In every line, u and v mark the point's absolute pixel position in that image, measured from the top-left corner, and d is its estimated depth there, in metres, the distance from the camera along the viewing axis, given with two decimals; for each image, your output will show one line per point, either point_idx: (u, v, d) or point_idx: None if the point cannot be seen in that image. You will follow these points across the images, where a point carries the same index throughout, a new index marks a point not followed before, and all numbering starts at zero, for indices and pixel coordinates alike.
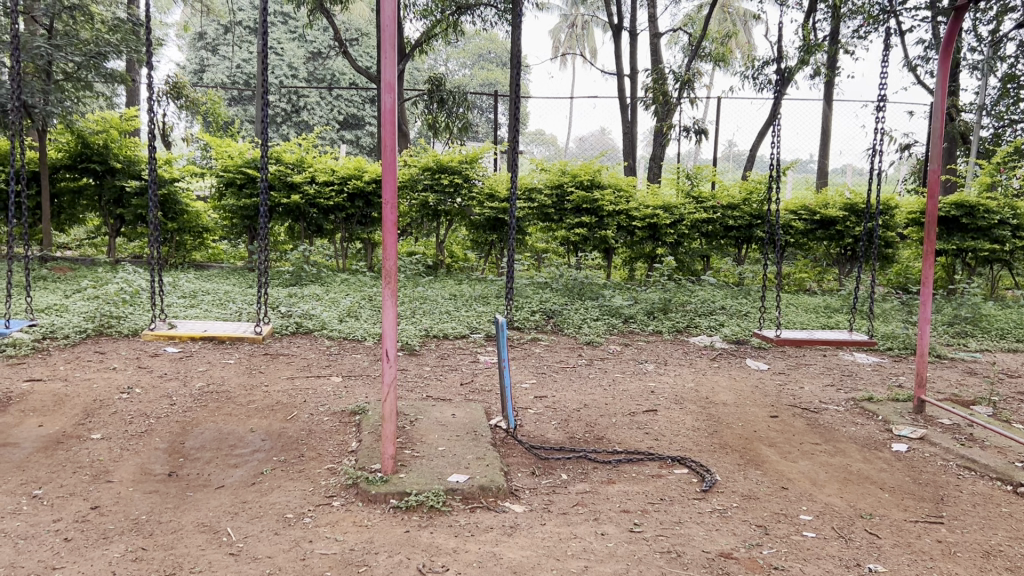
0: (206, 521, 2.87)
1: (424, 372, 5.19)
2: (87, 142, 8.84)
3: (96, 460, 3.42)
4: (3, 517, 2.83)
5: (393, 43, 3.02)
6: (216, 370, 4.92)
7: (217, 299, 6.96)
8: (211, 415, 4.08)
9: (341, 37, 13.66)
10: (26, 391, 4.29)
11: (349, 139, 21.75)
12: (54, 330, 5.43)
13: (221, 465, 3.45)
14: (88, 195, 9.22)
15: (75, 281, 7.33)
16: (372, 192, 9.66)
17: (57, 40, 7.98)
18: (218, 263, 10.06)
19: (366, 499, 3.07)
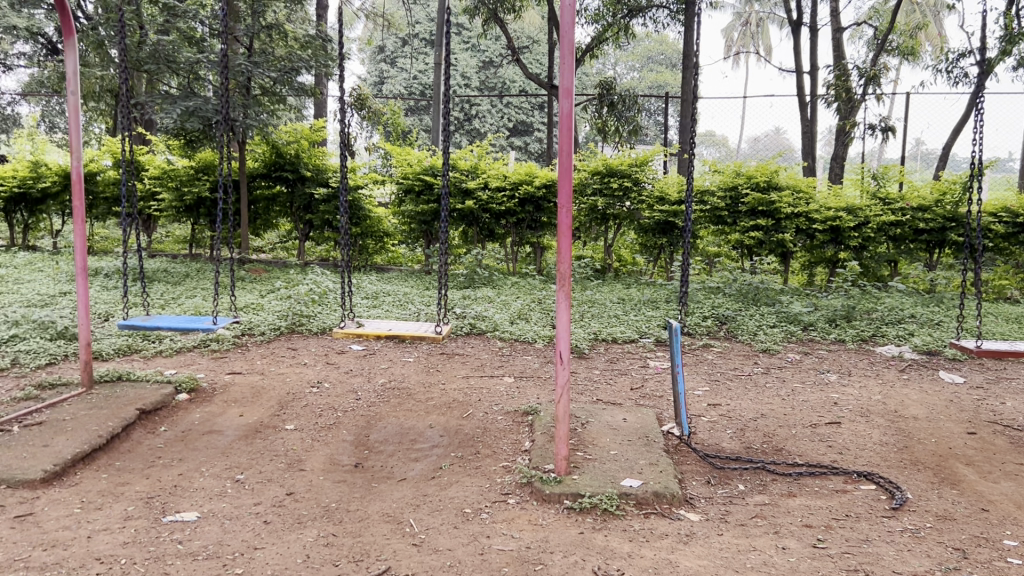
0: (390, 512, 3.00)
1: (595, 376, 5.19)
2: (280, 152, 9.46)
3: (290, 450, 3.65)
4: (211, 499, 3.07)
5: (571, 49, 3.04)
6: (397, 368, 5.14)
7: (397, 300, 7.25)
8: (393, 411, 4.25)
9: (513, 45, 13.89)
10: (228, 382, 4.65)
11: (518, 145, 22.19)
12: (252, 327, 5.84)
13: (403, 459, 3.60)
14: (280, 202, 9.84)
15: (270, 282, 7.84)
16: (543, 197, 9.76)
17: (255, 57, 8.61)
18: (397, 266, 10.47)
19: (540, 499, 3.11)
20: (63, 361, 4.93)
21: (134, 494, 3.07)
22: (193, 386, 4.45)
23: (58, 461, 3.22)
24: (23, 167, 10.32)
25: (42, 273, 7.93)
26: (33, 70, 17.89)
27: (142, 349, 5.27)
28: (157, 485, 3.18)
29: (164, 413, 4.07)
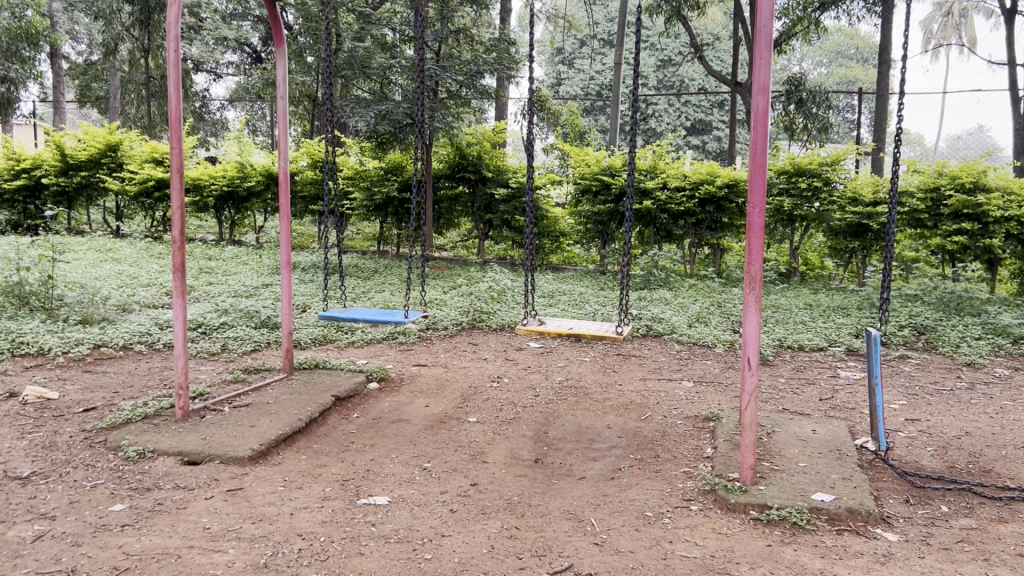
0: (571, 510, 3.00)
1: (779, 384, 5.00)
2: (463, 153, 9.76)
3: (473, 442, 3.74)
4: (401, 485, 3.19)
5: (768, 44, 2.92)
6: (575, 367, 5.16)
7: (574, 299, 7.29)
8: (571, 409, 4.28)
9: (697, 43, 13.67)
10: (414, 373, 4.83)
11: (696, 145, 21.83)
12: (435, 322, 6.04)
13: (582, 457, 3.60)
14: (462, 202, 10.12)
15: (452, 279, 8.08)
16: (724, 197, 9.51)
17: (443, 61, 8.92)
18: (572, 266, 10.50)
19: (724, 507, 3.03)
20: (265, 348, 5.29)
21: (331, 476, 3.24)
22: (383, 376, 4.66)
23: (263, 441, 3.45)
24: (232, 168, 11.16)
25: (247, 266, 8.53)
26: (241, 78, 19.32)
27: (336, 339, 5.56)
28: (351, 468, 3.34)
29: (356, 401, 4.28)
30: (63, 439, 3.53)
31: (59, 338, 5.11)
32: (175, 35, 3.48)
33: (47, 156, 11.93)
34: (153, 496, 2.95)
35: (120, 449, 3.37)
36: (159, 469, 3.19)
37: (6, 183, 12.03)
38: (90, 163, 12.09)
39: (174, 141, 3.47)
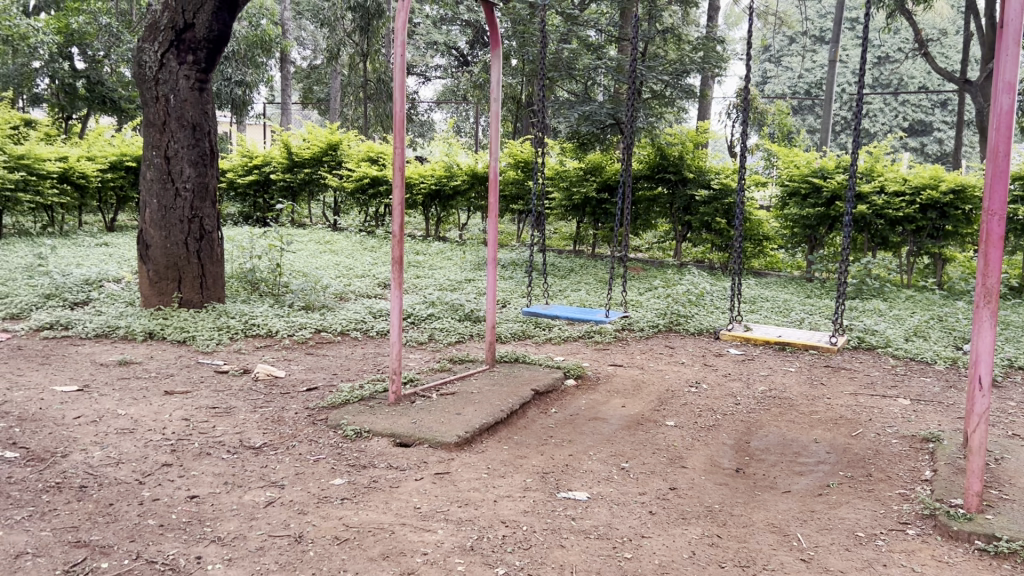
0: (776, 523, 2.91)
1: (1009, 408, 4.60)
2: (664, 154, 9.64)
3: (672, 445, 3.70)
4: (600, 482, 3.20)
5: (1016, 39, 2.69)
6: (779, 376, 4.98)
7: (778, 306, 7.04)
8: (775, 419, 4.14)
9: (922, 38, 12.83)
10: (611, 373, 4.85)
11: (914, 147, 20.58)
12: (632, 323, 6.04)
13: (787, 470, 3.48)
14: (661, 203, 9.99)
15: (649, 280, 8.03)
16: (949, 203, 8.82)
17: (650, 62, 8.88)
18: (775, 271, 10.19)
19: (946, 534, 2.82)
20: (468, 339, 5.47)
21: (531, 468, 3.31)
22: (581, 374, 4.71)
23: (468, 428, 3.58)
24: (440, 167, 11.63)
25: (451, 262, 8.87)
26: (448, 81, 20.12)
27: (535, 335, 5.67)
28: (551, 461, 3.40)
29: (554, 396, 4.35)
30: (288, 415, 3.82)
31: (285, 322, 5.53)
32: (401, 40, 3.65)
33: (276, 154, 12.92)
34: (368, 474, 3.14)
35: (340, 427, 3.61)
36: (374, 448, 3.39)
37: (240, 178, 13.14)
38: (312, 161, 13.00)
39: (397, 141, 3.66)
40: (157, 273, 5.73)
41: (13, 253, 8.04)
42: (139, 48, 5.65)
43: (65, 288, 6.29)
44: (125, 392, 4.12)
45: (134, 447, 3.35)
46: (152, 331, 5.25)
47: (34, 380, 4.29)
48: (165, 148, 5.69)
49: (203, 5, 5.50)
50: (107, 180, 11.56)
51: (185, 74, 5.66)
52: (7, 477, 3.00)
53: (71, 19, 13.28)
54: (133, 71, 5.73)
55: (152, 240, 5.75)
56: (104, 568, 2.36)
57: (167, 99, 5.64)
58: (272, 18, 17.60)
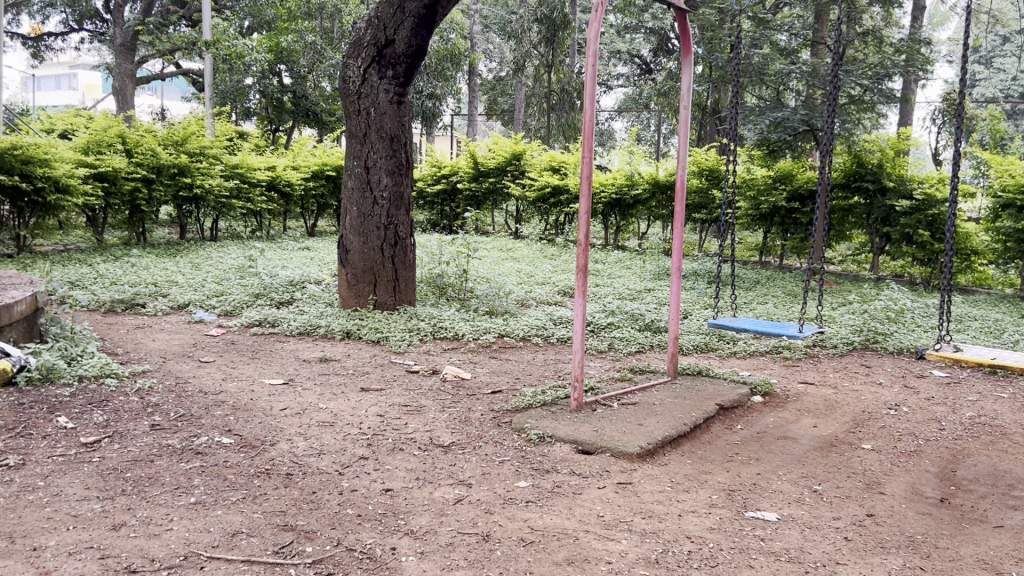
0: (986, 560, 2.69)
1: None
2: (862, 162, 9.17)
3: (869, 470, 3.51)
4: (790, 504, 3.09)
5: None
6: (990, 402, 4.61)
7: (989, 326, 6.52)
8: (985, 448, 3.84)
9: None
10: (801, 392, 4.66)
11: None
12: (824, 339, 5.79)
13: (999, 504, 3.21)
14: (857, 213, 9.53)
15: (843, 295, 7.66)
16: None
17: (847, 66, 8.50)
18: (985, 288, 9.44)
19: None
20: (650, 350, 5.43)
21: (717, 484, 3.24)
22: (768, 390, 4.56)
23: (651, 440, 3.54)
24: (621, 176, 11.60)
25: (632, 271, 8.85)
26: (631, 89, 20.12)
27: (718, 348, 5.55)
28: (737, 479, 3.31)
29: (740, 412, 4.23)
30: (475, 416, 3.93)
31: (471, 326, 5.70)
32: (594, 50, 3.68)
33: (462, 164, 13.34)
34: (552, 478, 3.18)
35: (524, 431, 3.67)
36: (557, 454, 3.42)
37: (429, 187, 13.69)
38: (497, 171, 13.31)
39: (587, 151, 3.68)
40: (355, 276, 6.09)
41: (228, 255, 8.75)
42: (345, 64, 6.02)
43: (273, 288, 6.79)
44: (325, 387, 4.38)
45: (334, 439, 3.56)
46: (349, 330, 5.56)
47: (246, 372, 4.65)
48: (365, 159, 6.03)
49: (403, 22, 5.74)
50: (310, 188, 12.38)
51: (385, 88, 5.95)
52: (223, 461, 3.27)
53: (280, 38, 14.49)
54: (340, 86, 6.11)
55: (352, 245, 6.11)
56: (309, 552, 2.52)
57: (369, 112, 5.96)
58: (461, 32, 18.26)
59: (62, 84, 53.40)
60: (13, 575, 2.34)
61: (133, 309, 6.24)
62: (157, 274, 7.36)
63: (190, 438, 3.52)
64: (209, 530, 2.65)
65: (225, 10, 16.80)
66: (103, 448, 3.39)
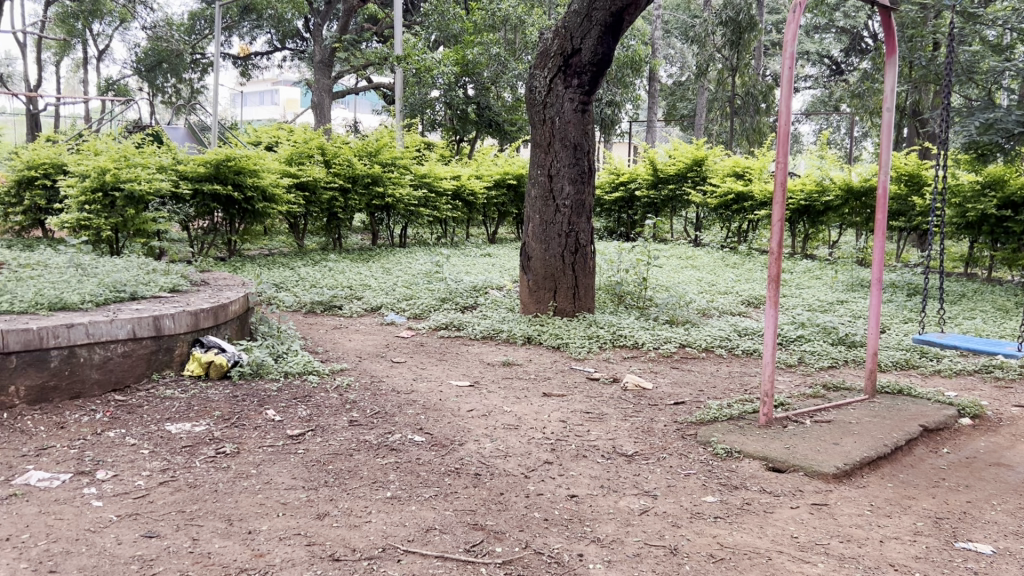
0: None
1: None
2: None
3: None
4: (1007, 536, 2.85)
5: None
6: None
7: None
8: None
9: None
10: (1017, 416, 4.29)
11: None
12: None
13: None
14: None
15: None
16: None
17: None
18: None
19: None
20: (844, 365, 5.17)
21: (922, 511, 3.04)
22: (979, 413, 4.23)
23: (848, 460, 3.37)
24: (811, 182, 11.16)
25: (821, 281, 8.49)
26: (819, 91, 19.41)
27: (920, 366, 5.21)
28: (945, 507, 3.09)
29: (947, 435, 3.95)
30: (659, 426, 3.89)
31: (651, 335, 5.65)
32: (792, 52, 3.55)
33: (641, 171, 13.24)
34: (742, 495, 3.09)
35: (710, 445, 3.59)
36: (745, 470, 3.33)
37: (607, 195, 13.72)
38: (677, 177, 13.10)
39: (782, 157, 3.57)
40: (537, 283, 6.19)
41: (416, 261, 9.12)
42: (532, 74, 6.15)
43: (458, 292, 7.01)
44: (510, 391, 4.47)
45: (519, 443, 3.63)
46: (530, 335, 5.65)
47: (434, 374, 4.82)
48: (549, 167, 6.11)
49: (589, 31, 5.77)
50: (492, 197, 12.71)
51: (570, 97, 6.00)
52: (415, 458, 3.40)
53: (466, 51, 15.00)
54: (526, 96, 6.24)
55: (534, 252, 6.21)
56: (499, 552, 2.58)
57: (553, 122, 6.04)
58: (643, 39, 18.18)
59: (264, 100, 57.56)
60: (233, 555, 2.54)
61: (331, 311, 6.64)
62: (352, 278, 7.79)
63: (385, 435, 3.69)
64: (404, 524, 2.77)
65: (415, 26, 17.55)
66: (307, 440, 3.62)
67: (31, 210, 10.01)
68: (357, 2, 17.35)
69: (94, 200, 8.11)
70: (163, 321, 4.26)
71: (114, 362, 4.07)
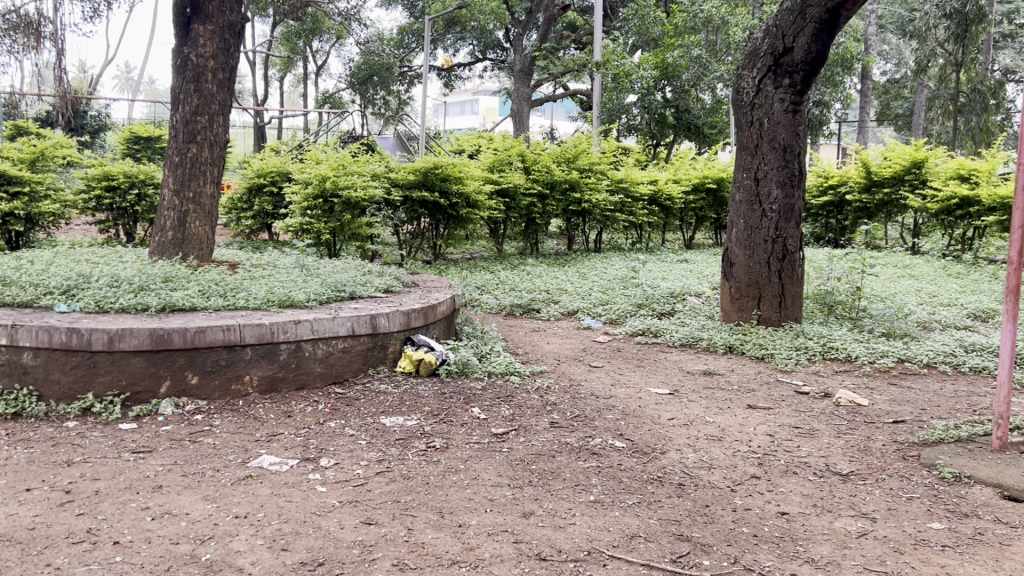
0: None
1: None
2: None
3: None
4: None
5: None
6: None
7: None
8: None
9: None
10: None
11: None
12: None
13: None
14: None
15: None
16: None
17: None
18: None
19: None
20: None
21: None
22: None
23: None
24: None
25: None
26: None
27: None
28: None
29: None
30: (876, 446, 3.67)
31: (865, 347, 5.33)
32: None
33: (852, 175, 12.53)
34: (973, 524, 2.85)
35: (935, 468, 3.35)
36: (976, 497, 3.07)
37: (814, 200, 13.20)
38: (893, 180, 12.22)
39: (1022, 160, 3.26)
40: (740, 290, 6.04)
41: (613, 266, 9.12)
42: (741, 75, 6.02)
43: (656, 298, 6.94)
44: (712, 400, 4.37)
45: (724, 454, 3.54)
46: (732, 344, 5.50)
47: (633, 380, 4.80)
48: (756, 170, 5.93)
49: (803, 28, 5.53)
50: (690, 201, 12.50)
51: (780, 97, 5.79)
52: (617, 464, 3.40)
53: (667, 54, 14.86)
54: (734, 98, 6.10)
55: (738, 258, 6.06)
56: (706, 565, 2.52)
57: (762, 123, 5.86)
58: (855, 35, 17.25)
59: (465, 110, 59.66)
60: (445, 547, 2.64)
61: (529, 314, 6.79)
62: (550, 282, 7.90)
63: (586, 438, 3.71)
64: (609, 529, 2.77)
65: (615, 32, 17.58)
66: (511, 439, 3.70)
67: (260, 215, 10.83)
68: (557, 10, 17.63)
69: (316, 206, 8.71)
70: (380, 320, 4.50)
71: (335, 357, 4.34)
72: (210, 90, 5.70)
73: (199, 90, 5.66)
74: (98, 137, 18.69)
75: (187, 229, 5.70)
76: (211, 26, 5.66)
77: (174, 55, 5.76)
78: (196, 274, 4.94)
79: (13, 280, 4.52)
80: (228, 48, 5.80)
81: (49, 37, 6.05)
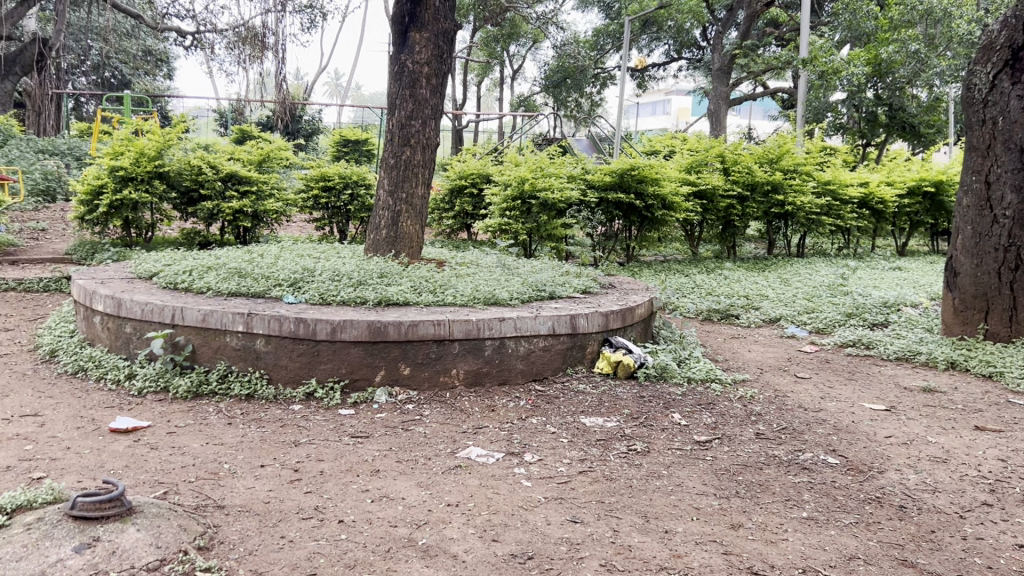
0: None
1: None
2: None
3: None
4: None
5: None
6: None
7: None
8: None
9: None
10: None
11: None
12: None
13: None
14: None
15: None
16: None
17: None
18: None
19: None
20: None
21: None
22: None
23: None
24: None
25: None
26: None
27: None
28: None
29: None
30: None
31: None
32: None
33: None
34: None
35: None
36: None
37: None
38: None
39: None
40: (964, 302, 5.63)
41: (819, 272, 8.73)
42: (973, 71, 5.59)
43: (867, 307, 6.58)
44: (934, 419, 4.09)
45: (950, 478, 3.30)
46: (954, 360, 5.13)
47: (845, 393, 4.56)
48: (987, 173, 5.50)
49: None
50: (904, 205, 11.75)
51: (1018, 94, 5.32)
52: (831, 480, 3.25)
53: (881, 49, 14.04)
54: (964, 95, 5.69)
55: (963, 267, 5.67)
56: None
57: (997, 121, 5.42)
58: None
59: (658, 111, 59.04)
60: (651, 552, 2.62)
61: (728, 319, 6.62)
62: (749, 287, 7.68)
63: (795, 452, 3.57)
64: (824, 548, 2.65)
65: (822, 28, 16.84)
66: (714, 448, 3.63)
67: (461, 215, 11.19)
68: (760, 6, 17.09)
69: (515, 207, 8.96)
70: (579, 320, 4.54)
71: (536, 355, 4.42)
72: (423, 95, 5.94)
73: (414, 95, 5.92)
74: (312, 140, 20.02)
75: (399, 228, 5.99)
76: (426, 33, 5.91)
77: (392, 63, 6.07)
78: (408, 270, 5.18)
79: (247, 272, 4.92)
80: (442, 55, 6.03)
81: (272, 48, 6.52)
